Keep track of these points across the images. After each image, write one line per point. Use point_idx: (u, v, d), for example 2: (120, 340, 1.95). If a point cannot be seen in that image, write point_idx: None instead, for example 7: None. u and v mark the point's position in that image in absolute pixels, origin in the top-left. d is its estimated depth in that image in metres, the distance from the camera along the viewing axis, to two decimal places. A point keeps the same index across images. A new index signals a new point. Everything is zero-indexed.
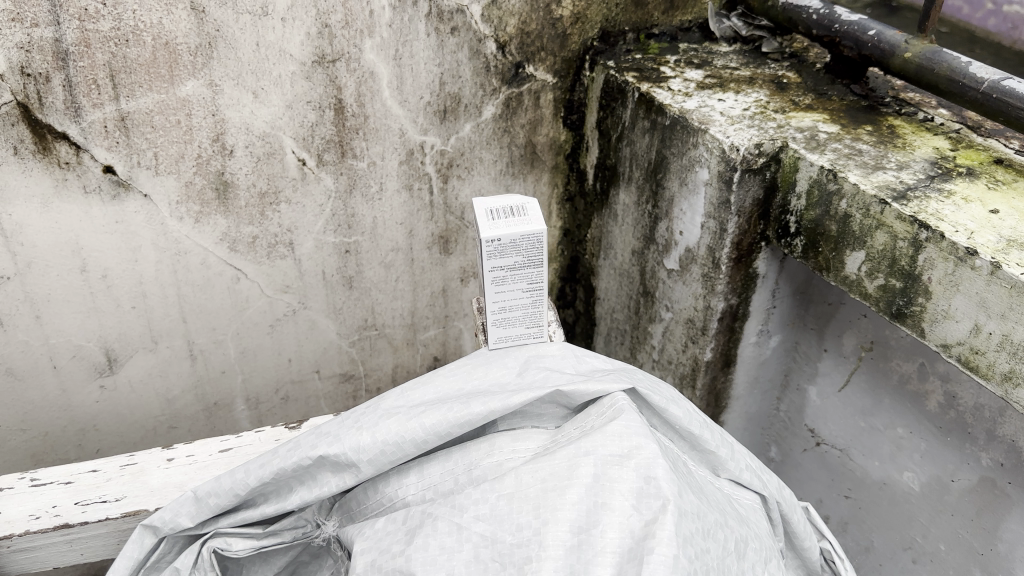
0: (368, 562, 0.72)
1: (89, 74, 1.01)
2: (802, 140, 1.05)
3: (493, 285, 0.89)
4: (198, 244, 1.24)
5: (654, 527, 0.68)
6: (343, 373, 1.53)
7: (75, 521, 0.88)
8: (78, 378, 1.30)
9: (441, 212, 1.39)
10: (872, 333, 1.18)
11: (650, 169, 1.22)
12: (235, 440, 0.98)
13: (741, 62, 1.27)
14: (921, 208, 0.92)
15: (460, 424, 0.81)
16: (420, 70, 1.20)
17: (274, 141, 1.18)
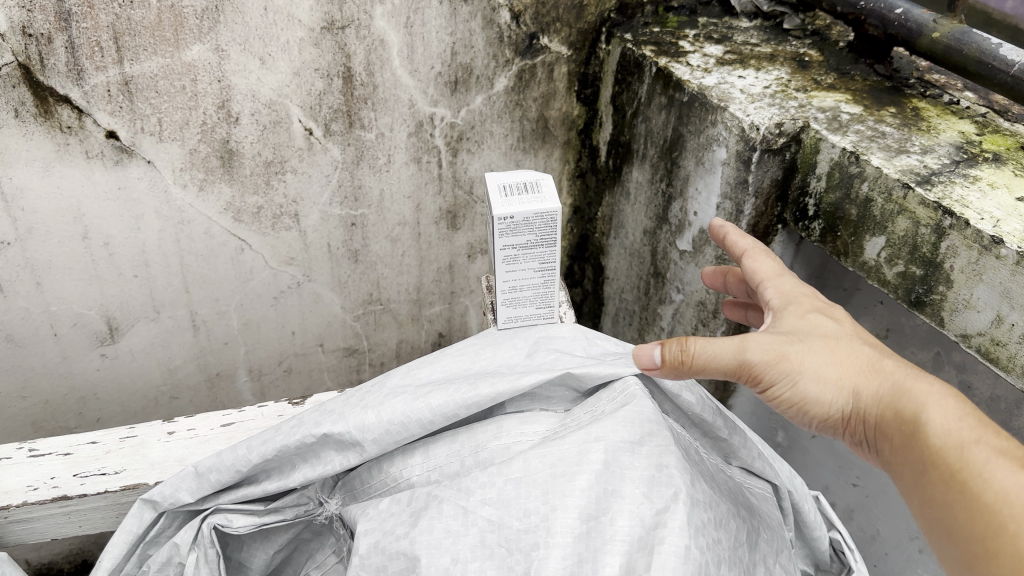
0: (371, 544, 0.70)
1: (92, 36, 0.99)
2: (824, 120, 1.02)
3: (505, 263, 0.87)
4: (201, 213, 1.21)
5: (665, 516, 0.66)
6: (346, 347, 1.52)
7: (73, 494, 0.86)
8: (79, 347, 1.29)
9: (450, 186, 1.36)
10: (887, 320, 1.16)
11: (665, 147, 1.19)
12: (237, 414, 0.96)
13: (761, 38, 1.24)
14: (945, 193, 0.89)
15: (467, 405, 0.79)
16: (432, 39, 1.17)
17: (280, 109, 1.15)
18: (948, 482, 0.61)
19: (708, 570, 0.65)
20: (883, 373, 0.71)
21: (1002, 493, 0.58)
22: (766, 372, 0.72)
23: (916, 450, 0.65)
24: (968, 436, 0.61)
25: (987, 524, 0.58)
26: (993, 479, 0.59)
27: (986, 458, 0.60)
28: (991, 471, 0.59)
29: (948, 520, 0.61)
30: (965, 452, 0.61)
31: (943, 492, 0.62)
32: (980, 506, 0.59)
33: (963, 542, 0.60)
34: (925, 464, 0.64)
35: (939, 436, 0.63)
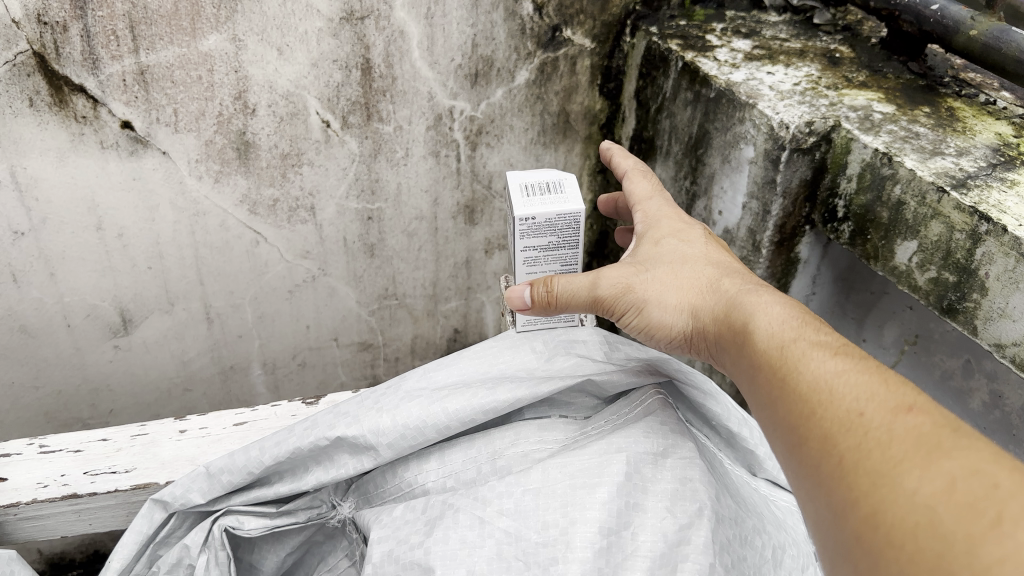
0: (385, 552, 0.68)
1: (108, 24, 0.97)
2: (856, 119, 0.99)
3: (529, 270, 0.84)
4: (217, 205, 1.19)
5: (689, 532, 0.64)
6: (361, 341, 1.50)
7: (83, 492, 0.85)
8: (92, 338, 1.27)
9: (468, 180, 1.34)
10: (916, 326, 1.12)
11: (690, 144, 1.16)
12: (250, 412, 0.95)
13: (791, 33, 1.20)
14: (982, 198, 0.86)
15: (485, 411, 0.77)
16: (453, 30, 1.14)
17: (297, 101, 1.13)
18: (767, 369, 0.60)
19: None
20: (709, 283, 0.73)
21: (813, 378, 0.56)
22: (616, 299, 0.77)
23: (740, 345, 0.65)
24: (788, 329, 0.61)
25: (795, 404, 0.56)
26: (807, 362, 0.57)
27: (802, 348, 0.59)
28: (805, 361, 0.57)
29: (766, 411, 0.59)
30: (786, 345, 0.60)
31: (762, 379, 0.60)
32: (792, 391, 0.57)
33: (776, 430, 0.58)
34: (747, 356, 0.63)
35: (765, 333, 0.62)
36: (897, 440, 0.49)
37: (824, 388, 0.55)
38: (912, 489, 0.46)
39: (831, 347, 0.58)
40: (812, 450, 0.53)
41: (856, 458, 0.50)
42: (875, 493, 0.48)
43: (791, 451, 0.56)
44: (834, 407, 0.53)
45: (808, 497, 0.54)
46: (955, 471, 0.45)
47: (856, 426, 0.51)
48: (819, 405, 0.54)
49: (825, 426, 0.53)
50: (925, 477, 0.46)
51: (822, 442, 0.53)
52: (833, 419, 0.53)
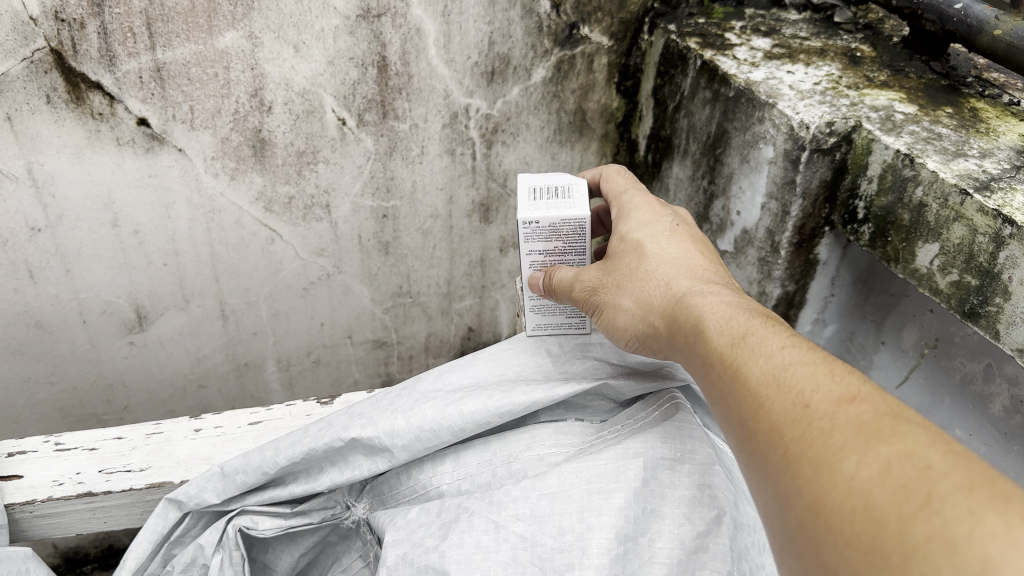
0: (399, 555, 0.68)
1: (125, 22, 0.97)
2: (877, 120, 0.98)
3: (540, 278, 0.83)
4: (233, 203, 1.19)
5: (706, 540, 0.63)
6: (375, 339, 1.50)
7: (98, 490, 0.85)
8: (108, 334, 1.28)
9: (483, 179, 1.33)
10: (937, 329, 1.10)
11: (709, 143, 1.15)
12: (265, 412, 0.94)
13: (811, 32, 1.19)
14: (1005, 201, 0.85)
15: (500, 413, 0.76)
16: (469, 28, 1.14)
17: (313, 98, 1.13)
18: (715, 364, 0.57)
19: None
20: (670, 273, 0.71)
21: (760, 371, 0.53)
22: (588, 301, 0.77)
23: (692, 338, 0.63)
24: (738, 322, 0.59)
25: (740, 397, 0.54)
26: (755, 354, 0.55)
27: (751, 341, 0.56)
28: (751, 354, 0.55)
29: (714, 407, 0.56)
30: (735, 337, 0.57)
31: (710, 372, 0.57)
32: (738, 384, 0.54)
33: (724, 426, 0.55)
34: (699, 351, 0.60)
35: (714, 326, 0.60)
36: (838, 428, 0.47)
37: (771, 380, 0.52)
38: (850, 474, 0.44)
39: (780, 340, 0.55)
40: (757, 443, 0.51)
41: (797, 447, 0.48)
42: (817, 481, 0.46)
43: (738, 445, 0.53)
44: (779, 399, 0.51)
45: (756, 495, 0.51)
46: (892, 455, 0.44)
47: (798, 414, 0.49)
48: (765, 399, 0.52)
49: (769, 417, 0.51)
50: (863, 461, 0.44)
51: (767, 433, 0.50)
52: (776, 410, 0.50)
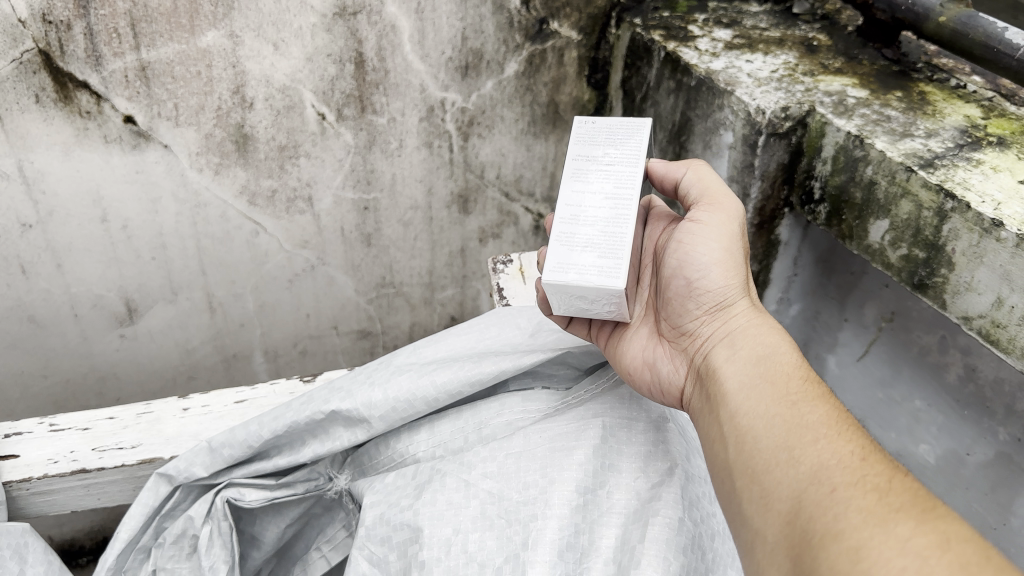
0: (377, 515, 0.73)
1: (111, 23, 1.01)
2: (830, 104, 1.03)
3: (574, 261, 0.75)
4: (217, 197, 1.23)
5: (661, 489, 0.68)
6: (360, 330, 1.54)
7: (92, 467, 0.89)
8: (99, 327, 1.32)
9: (461, 170, 1.38)
10: (893, 304, 1.17)
11: (674, 131, 1.19)
12: (250, 391, 0.99)
13: (771, 23, 1.24)
14: (947, 176, 0.90)
15: (471, 383, 0.81)
16: (442, 24, 1.18)
17: (293, 94, 1.17)
18: (778, 397, 0.63)
19: (699, 541, 0.66)
20: (753, 298, 0.74)
21: (824, 421, 0.59)
22: (721, 204, 0.76)
23: (756, 364, 0.67)
24: (808, 376, 0.65)
25: (795, 432, 0.59)
26: (821, 407, 0.61)
27: (817, 396, 0.62)
28: (819, 412, 0.60)
29: (759, 429, 0.61)
30: (806, 385, 0.63)
31: (769, 401, 0.63)
32: (797, 422, 0.60)
33: (765, 449, 0.60)
34: (762, 376, 0.65)
35: (786, 367, 0.65)
36: (898, 491, 0.53)
37: (831, 432, 0.58)
38: (905, 535, 0.50)
39: (842, 410, 0.62)
40: (804, 477, 0.56)
41: (853, 492, 0.53)
42: (867, 527, 0.51)
43: (773, 473, 0.58)
44: (839, 449, 0.57)
45: (778, 521, 0.56)
46: (948, 533, 0.49)
47: (858, 468, 0.55)
48: (825, 443, 0.57)
49: (825, 461, 0.56)
50: (918, 529, 0.50)
51: (817, 473, 0.56)
52: (836, 457, 0.56)
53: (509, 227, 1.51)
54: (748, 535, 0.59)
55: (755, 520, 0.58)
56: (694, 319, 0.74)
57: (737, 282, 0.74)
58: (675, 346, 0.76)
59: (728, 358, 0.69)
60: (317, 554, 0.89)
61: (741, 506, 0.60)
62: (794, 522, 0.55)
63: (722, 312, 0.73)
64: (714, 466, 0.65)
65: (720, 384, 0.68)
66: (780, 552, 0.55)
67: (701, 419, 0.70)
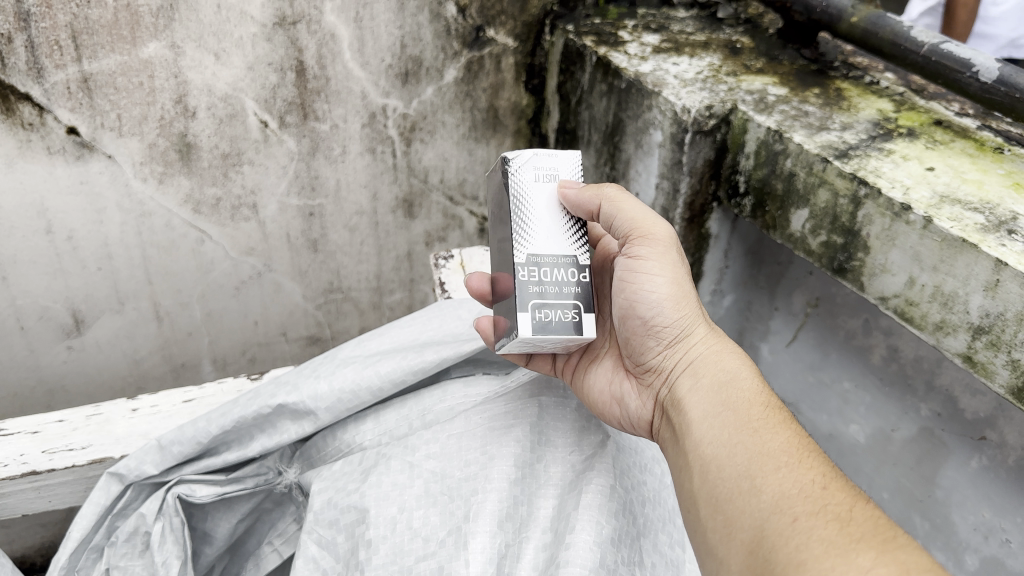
0: (325, 500, 0.76)
1: (52, 35, 1.03)
2: (751, 102, 1.08)
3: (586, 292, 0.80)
4: (162, 206, 1.25)
5: (594, 461, 0.77)
6: (309, 336, 1.56)
7: (42, 469, 0.90)
8: (45, 340, 1.32)
9: (405, 175, 1.41)
10: (818, 290, 1.26)
11: (608, 132, 1.24)
12: (198, 390, 1.01)
13: (697, 27, 1.30)
14: (861, 165, 0.96)
15: (414, 371, 0.84)
16: (381, 32, 1.22)
17: (235, 103, 1.19)
18: (741, 426, 0.66)
19: (631, 507, 0.74)
20: (707, 323, 0.77)
21: (786, 449, 0.63)
22: (650, 240, 0.76)
23: (717, 396, 0.70)
24: (769, 403, 0.68)
25: (756, 462, 0.63)
26: (783, 434, 0.64)
27: (778, 423, 0.66)
28: (782, 440, 0.64)
29: (724, 459, 0.64)
30: (766, 412, 0.66)
31: (732, 429, 0.66)
32: (760, 450, 0.63)
33: (729, 478, 0.63)
34: (723, 407, 0.68)
35: (745, 395, 0.69)
36: (859, 521, 0.57)
37: (792, 460, 0.62)
38: (866, 565, 0.53)
39: (803, 434, 0.65)
40: (767, 506, 0.60)
41: (814, 522, 0.57)
42: (828, 557, 0.55)
43: (737, 503, 0.61)
44: (799, 477, 0.60)
45: (741, 550, 0.60)
46: (907, 561, 0.53)
47: (818, 497, 0.59)
48: (787, 471, 0.61)
49: (786, 490, 0.60)
50: (878, 559, 0.53)
51: (779, 502, 0.59)
52: (797, 486, 0.60)
53: (454, 231, 1.54)
54: (714, 563, 0.62)
55: (720, 548, 0.62)
56: (657, 354, 0.77)
57: (690, 315, 0.76)
58: (640, 381, 0.79)
59: (691, 389, 0.72)
60: (269, 548, 0.91)
61: (705, 534, 0.63)
62: (757, 552, 0.58)
63: (682, 343, 0.76)
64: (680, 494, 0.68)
65: (686, 415, 0.71)
66: None
67: (670, 454, 0.72)
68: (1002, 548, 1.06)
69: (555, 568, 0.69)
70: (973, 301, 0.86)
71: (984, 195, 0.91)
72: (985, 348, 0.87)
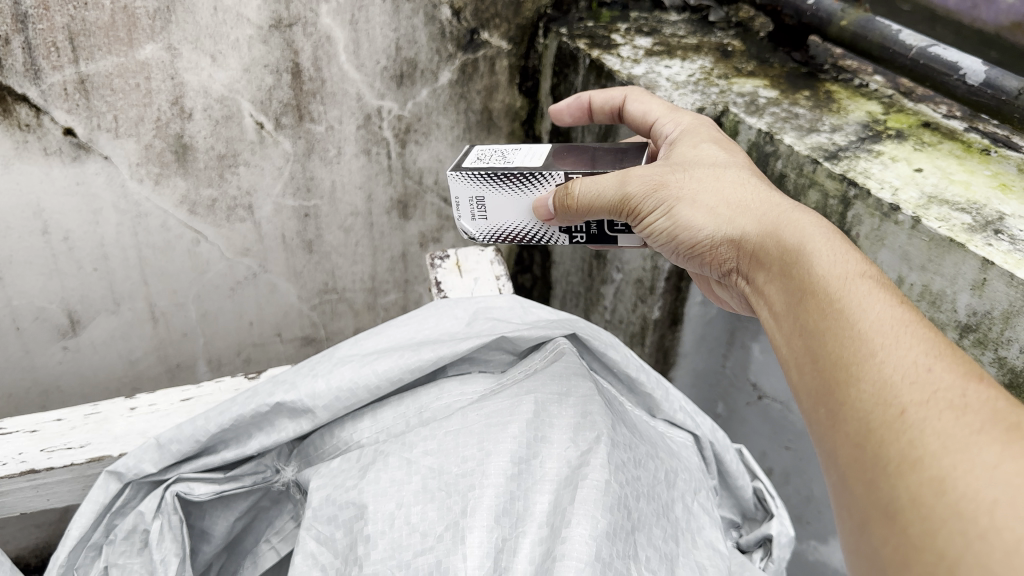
0: (324, 496, 0.78)
1: (49, 37, 1.03)
2: (742, 104, 1.10)
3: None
4: (158, 207, 1.26)
5: (589, 456, 0.77)
6: (304, 336, 1.57)
7: (40, 467, 0.91)
8: (41, 340, 1.32)
9: (399, 177, 1.42)
10: None
11: (601, 134, 1.25)
12: (195, 389, 1.02)
13: (688, 31, 1.31)
14: (850, 166, 0.97)
15: (411, 370, 0.86)
16: (376, 34, 1.23)
17: (231, 104, 1.20)
18: (826, 311, 0.61)
19: (626, 502, 0.76)
20: (729, 206, 0.78)
21: (883, 326, 0.57)
22: (639, 202, 0.82)
23: (787, 290, 0.68)
24: (856, 275, 0.62)
25: (853, 348, 0.58)
26: (879, 309, 0.59)
27: (869, 294, 0.60)
28: (878, 317, 0.58)
29: (819, 352, 0.60)
30: (854, 285, 0.61)
31: (821, 316, 0.61)
32: (855, 332, 0.58)
33: (823, 370, 0.59)
34: (799, 292, 0.66)
35: (822, 272, 0.64)
36: (975, 406, 0.50)
37: (890, 340, 0.56)
38: (988, 462, 0.47)
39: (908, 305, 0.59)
40: (870, 397, 0.55)
41: (925, 412, 0.51)
42: (946, 453, 0.49)
43: (838, 397, 0.57)
44: (901, 359, 0.55)
45: (848, 443, 0.55)
46: None
47: (925, 380, 0.53)
48: (887, 354, 0.56)
49: (888, 377, 0.54)
50: (1005, 453, 0.47)
51: (883, 392, 0.54)
52: (900, 370, 0.54)
53: (448, 232, 1.55)
54: (824, 456, 0.59)
55: (829, 441, 0.58)
56: (714, 262, 0.81)
57: (724, 210, 0.78)
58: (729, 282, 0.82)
59: (770, 280, 0.71)
60: (267, 546, 0.91)
61: (815, 428, 0.60)
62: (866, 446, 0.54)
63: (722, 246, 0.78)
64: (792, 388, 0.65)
65: (774, 306, 0.70)
66: (851, 472, 0.55)
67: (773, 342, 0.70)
68: None
69: (552, 562, 0.70)
70: (960, 300, 0.87)
71: (971, 196, 0.93)
72: (972, 346, 0.88)
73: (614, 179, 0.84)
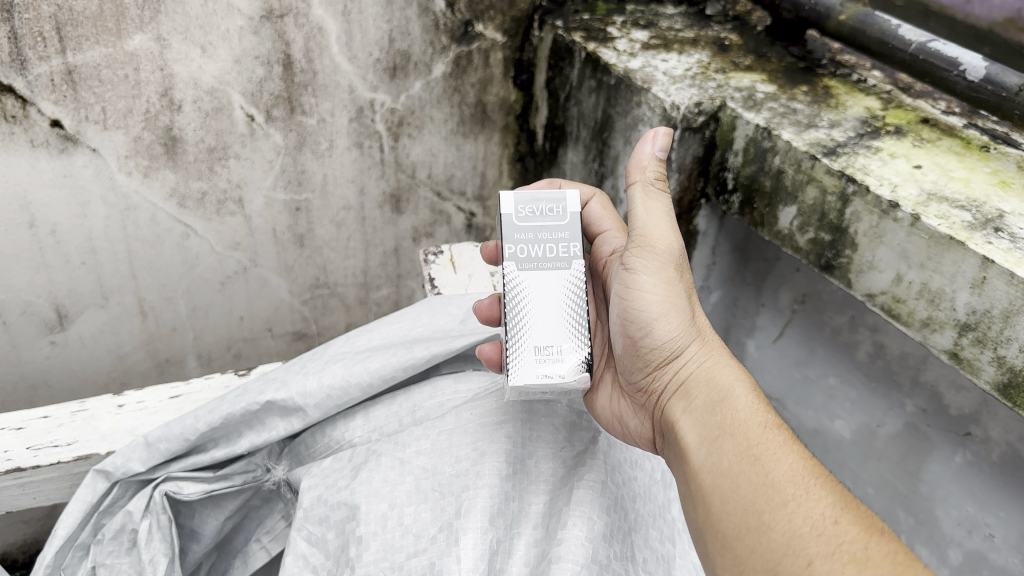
0: (314, 496, 0.77)
1: (35, 26, 1.01)
2: (740, 99, 1.08)
3: (517, 252, 0.82)
4: (146, 200, 1.24)
5: (585, 456, 0.80)
6: (295, 331, 1.56)
7: (27, 466, 0.90)
8: (28, 335, 1.30)
9: (392, 170, 1.40)
10: (805, 287, 1.27)
11: (596, 128, 1.24)
12: (184, 386, 1.00)
13: (685, 24, 1.30)
14: (849, 163, 0.96)
15: (404, 367, 0.85)
16: (369, 26, 1.21)
17: (221, 96, 1.18)
18: (741, 454, 0.68)
19: (622, 503, 0.77)
20: (701, 335, 0.79)
21: (791, 478, 0.66)
22: (652, 250, 0.79)
23: (709, 421, 0.73)
24: (766, 421, 0.71)
25: (767, 498, 0.65)
26: (786, 461, 0.67)
27: (780, 447, 0.68)
28: (773, 460, 0.67)
29: (727, 491, 0.67)
30: (764, 432, 0.69)
31: (732, 457, 0.68)
32: (765, 481, 0.66)
33: (733, 513, 0.66)
34: (721, 431, 0.71)
35: (742, 418, 0.71)
36: (876, 562, 0.60)
37: (800, 492, 0.65)
38: None
39: (808, 453, 0.69)
40: (781, 546, 0.63)
41: (830, 565, 0.60)
42: None
43: (751, 543, 0.64)
44: (810, 512, 0.64)
45: None
46: None
47: (831, 533, 0.62)
48: (795, 506, 0.64)
49: (799, 529, 0.63)
50: None
51: (791, 543, 0.62)
52: (808, 523, 0.63)
53: (441, 226, 1.54)
54: None
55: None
56: (647, 374, 0.79)
57: (684, 335, 0.78)
58: (633, 400, 0.81)
59: (707, 423, 0.73)
60: (257, 545, 0.90)
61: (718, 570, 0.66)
62: (743, 571, 0.65)
63: (674, 363, 0.77)
64: (696, 526, 0.69)
65: (700, 443, 0.72)
66: None
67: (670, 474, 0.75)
68: (986, 542, 1.09)
69: (547, 564, 0.72)
70: (959, 299, 0.87)
71: (971, 193, 0.92)
72: (971, 345, 0.87)
73: (663, 216, 0.81)
